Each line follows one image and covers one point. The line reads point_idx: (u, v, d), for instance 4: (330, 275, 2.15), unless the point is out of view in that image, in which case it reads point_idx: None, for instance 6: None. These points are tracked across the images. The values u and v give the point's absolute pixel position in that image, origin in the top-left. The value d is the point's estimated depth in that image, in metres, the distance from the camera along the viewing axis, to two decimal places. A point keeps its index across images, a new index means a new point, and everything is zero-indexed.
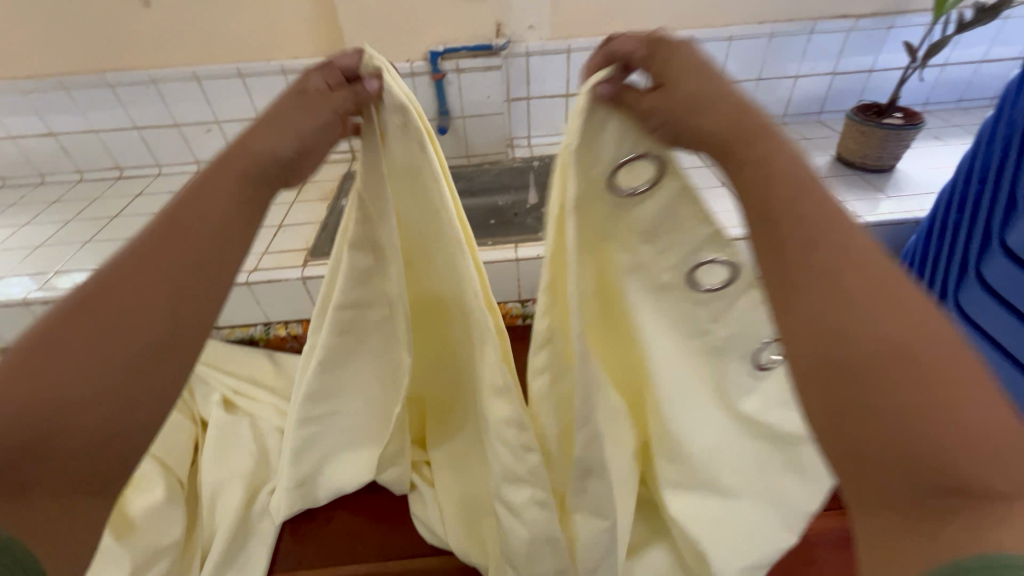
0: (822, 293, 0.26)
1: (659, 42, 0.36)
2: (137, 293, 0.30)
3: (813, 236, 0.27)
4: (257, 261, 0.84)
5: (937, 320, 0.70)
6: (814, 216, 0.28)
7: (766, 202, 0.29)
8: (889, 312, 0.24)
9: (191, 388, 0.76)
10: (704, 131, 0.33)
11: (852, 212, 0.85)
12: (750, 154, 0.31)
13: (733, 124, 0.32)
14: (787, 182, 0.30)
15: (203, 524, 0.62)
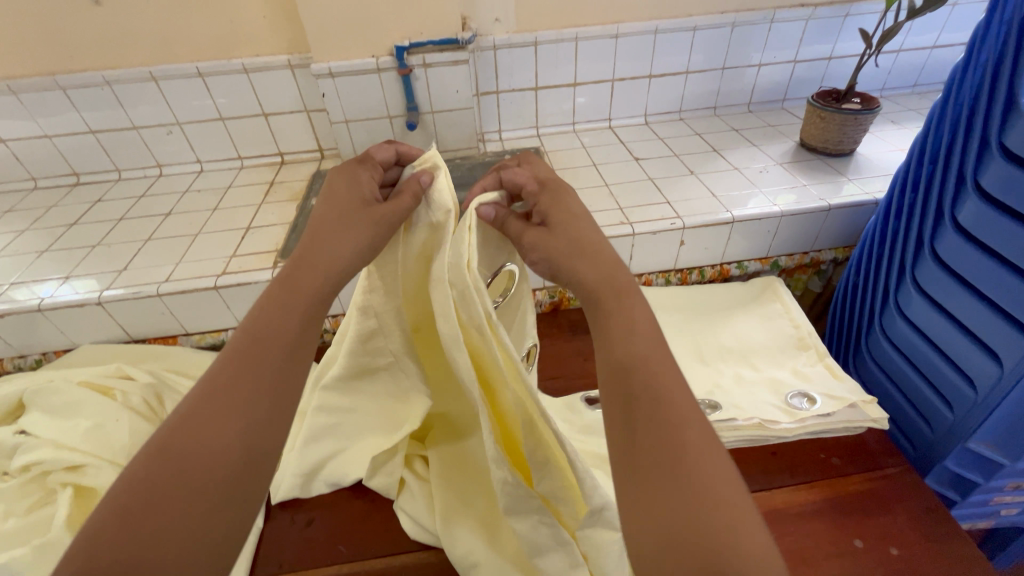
0: (636, 410, 0.36)
1: (544, 193, 0.51)
2: (250, 364, 0.39)
3: (641, 370, 0.38)
4: (227, 264, 0.83)
5: (895, 302, 0.73)
6: (645, 354, 0.39)
7: (614, 346, 0.40)
8: (698, 449, 0.33)
9: (161, 397, 0.72)
10: (576, 273, 0.45)
11: (812, 201, 0.87)
12: (617, 306, 0.43)
13: (597, 275, 0.45)
14: (634, 330, 0.41)
15: None
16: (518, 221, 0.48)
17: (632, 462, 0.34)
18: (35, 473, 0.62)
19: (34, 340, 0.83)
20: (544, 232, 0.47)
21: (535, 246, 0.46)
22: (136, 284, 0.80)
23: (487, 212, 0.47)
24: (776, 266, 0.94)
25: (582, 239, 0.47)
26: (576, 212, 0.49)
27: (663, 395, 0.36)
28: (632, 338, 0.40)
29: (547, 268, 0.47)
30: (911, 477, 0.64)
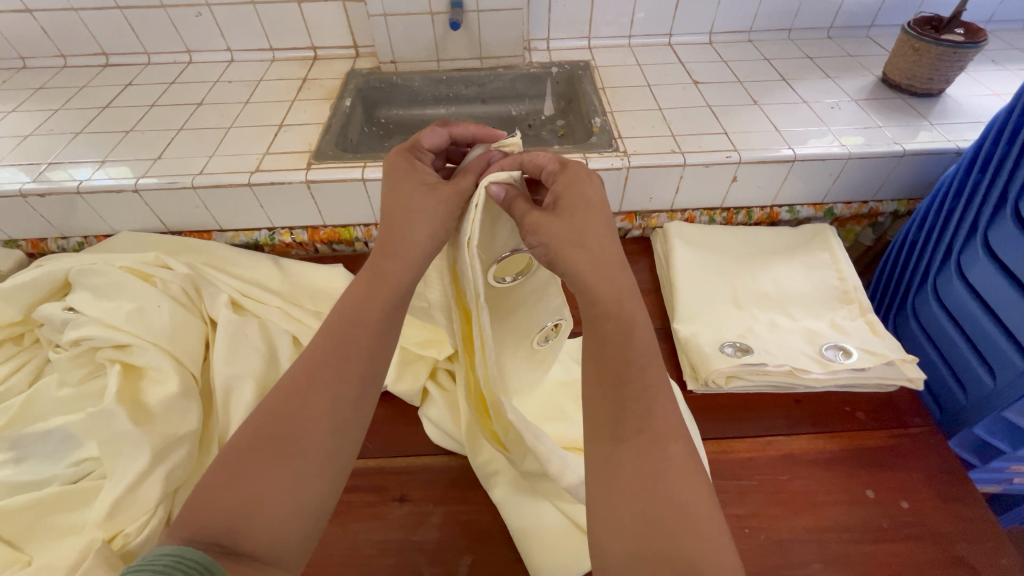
0: (624, 419, 0.41)
1: (563, 171, 0.47)
2: (332, 354, 0.44)
3: (635, 377, 0.42)
4: (260, 161, 0.81)
5: (958, 264, 0.68)
6: (642, 363, 0.42)
7: (611, 344, 0.43)
8: (672, 471, 0.38)
9: (198, 288, 0.73)
10: (570, 264, 0.43)
11: (884, 145, 0.79)
12: (614, 312, 0.43)
13: (607, 276, 0.44)
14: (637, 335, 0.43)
15: (219, 417, 0.64)
16: (527, 202, 0.45)
17: (610, 460, 0.41)
18: (85, 348, 0.65)
19: (75, 222, 0.84)
20: (550, 217, 0.44)
21: (534, 229, 0.44)
22: (171, 175, 0.78)
23: (497, 192, 0.45)
24: (829, 213, 0.88)
25: (585, 232, 0.44)
26: (593, 200, 0.46)
27: (648, 420, 0.41)
28: (625, 356, 0.42)
29: (543, 253, 0.44)
30: (934, 438, 0.64)
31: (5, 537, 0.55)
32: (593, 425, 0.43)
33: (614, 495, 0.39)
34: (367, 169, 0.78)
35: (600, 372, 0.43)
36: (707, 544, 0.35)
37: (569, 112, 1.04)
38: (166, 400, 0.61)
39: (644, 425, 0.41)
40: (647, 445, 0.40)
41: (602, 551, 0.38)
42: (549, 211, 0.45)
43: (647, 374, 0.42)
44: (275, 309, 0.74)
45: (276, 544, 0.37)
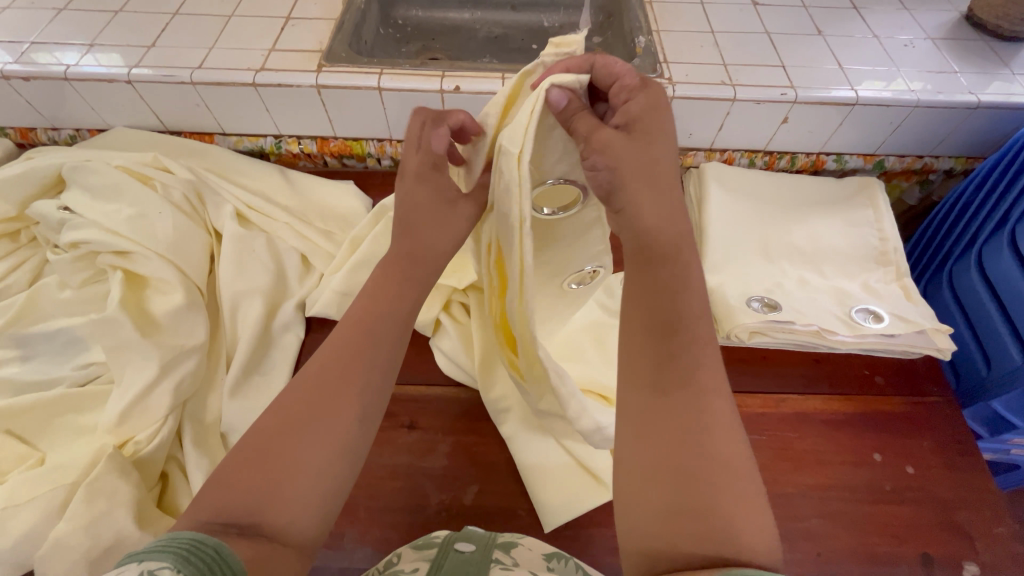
0: (663, 371, 0.37)
1: (634, 85, 0.42)
2: (354, 341, 0.42)
3: (681, 326, 0.38)
4: (264, 58, 0.73)
5: (1010, 235, 0.64)
6: (690, 313, 0.39)
7: (661, 288, 0.39)
8: (711, 427, 0.35)
9: (201, 195, 0.69)
10: (634, 202, 0.40)
11: (957, 93, 0.71)
12: (667, 257, 0.39)
13: (666, 219, 0.40)
14: (690, 285, 0.39)
15: (226, 333, 0.63)
16: (592, 117, 0.40)
17: (643, 414, 0.37)
18: (85, 252, 0.62)
19: (65, 112, 0.78)
20: (618, 137, 0.40)
21: (602, 149, 0.40)
22: (167, 67, 0.71)
23: (559, 100, 0.39)
24: (879, 166, 0.82)
25: (656, 159, 0.40)
26: (666, 130, 0.42)
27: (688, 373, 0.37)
28: (673, 304, 0.39)
29: (607, 180, 0.40)
30: (950, 408, 0.63)
31: (17, 434, 0.55)
32: (627, 371, 0.39)
33: (644, 450, 0.36)
34: (384, 76, 0.71)
35: (643, 316, 0.39)
36: (744, 506, 0.32)
37: (608, 28, 0.93)
38: (171, 312, 0.59)
39: (685, 379, 0.37)
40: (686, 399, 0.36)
41: (628, 511, 0.35)
42: (616, 133, 0.40)
43: (696, 327, 0.38)
44: (282, 224, 0.70)
45: (294, 527, 0.35)
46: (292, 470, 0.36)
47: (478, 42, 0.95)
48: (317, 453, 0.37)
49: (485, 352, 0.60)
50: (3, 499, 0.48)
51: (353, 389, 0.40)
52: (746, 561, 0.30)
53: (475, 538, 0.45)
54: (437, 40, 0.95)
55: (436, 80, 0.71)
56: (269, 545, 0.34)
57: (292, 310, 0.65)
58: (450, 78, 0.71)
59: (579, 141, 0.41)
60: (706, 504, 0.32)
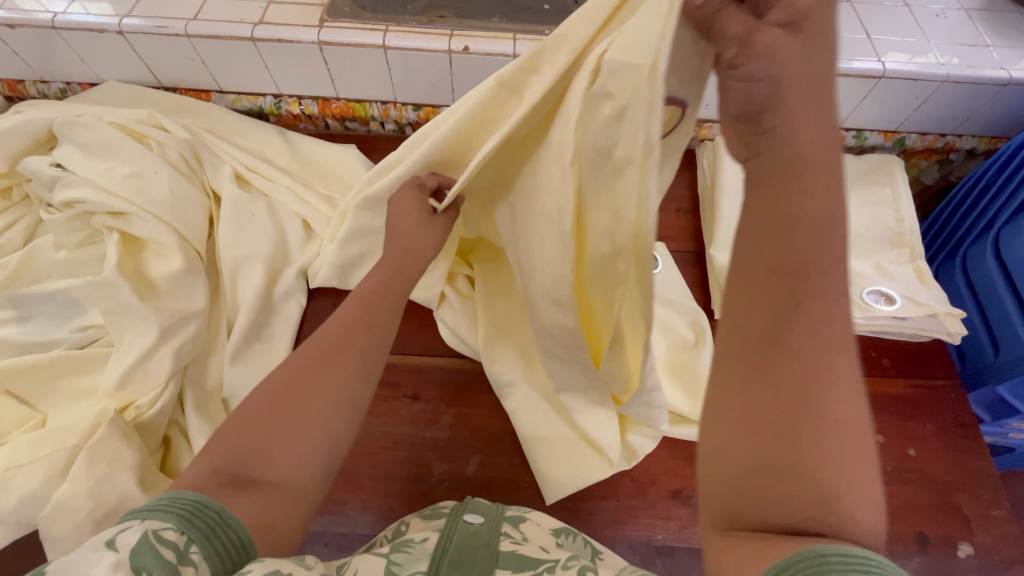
0: (787, 324, 0.30)
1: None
2: (352, 311, 0.43)
3: (818, 272, 0.30)
4: (263, 10, 0.69)
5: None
6: (832, 256, 0.30)
7: (795, 221, 0.30)
8: (820, 393, 0.28)
9: (198, 155, 0.66)
10: (794, 121, 0.30)
11: (990, 69, 0.68)
12: (815, 189, 0.30)
13: (817, 142, 0.30)
14: (833, 220, 0.30)
15: (227, 298, 0.62)
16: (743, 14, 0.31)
17: (753, 370, 0.30)
18: (79, 212, 0.60)
19: (54, 64, 0.74)
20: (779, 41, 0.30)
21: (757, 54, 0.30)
22: (160, 17, 0.67)
23: None
24: (899, 144, 0.79)
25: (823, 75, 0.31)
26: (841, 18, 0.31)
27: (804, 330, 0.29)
28: (814, 241, 0.30)
29: (763, 92, 0.31)
30: (957, 392, 0.63)
31: (17, 396, 0.54)
32: (741, 316, 0.31)
33: (729, 407, 0.30)
34: (389, 34, 0.67)
35: (774, 252, 0.30)
36: (858, 485, 0.27)
37: None
38: (170, 276, 0.58)
39: (803, 335, 0.29)
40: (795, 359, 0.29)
41: (701, 464, 0.32)
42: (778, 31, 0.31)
43: (837, 270, 0.30)
44: (283, 188, 0.68)
45: (292, 475, 0.35)
46: (269, 461, 0.35)
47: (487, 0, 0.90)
48: (313, 410, 0.37)
49: (490, 327, 0.58)
50: (4, 460, 0.48)
51: (337, 386, 0.38)
52: (852, 538, 0.26)
53: (483, 511, 0.45)
54: None
55: (444, 39, 0.67)
56: (259, 494, 0.34)
57: (294, 277, 0.64)
58: (458, 38, 0.68)
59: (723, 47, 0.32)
60: (794, 476, 0.28)
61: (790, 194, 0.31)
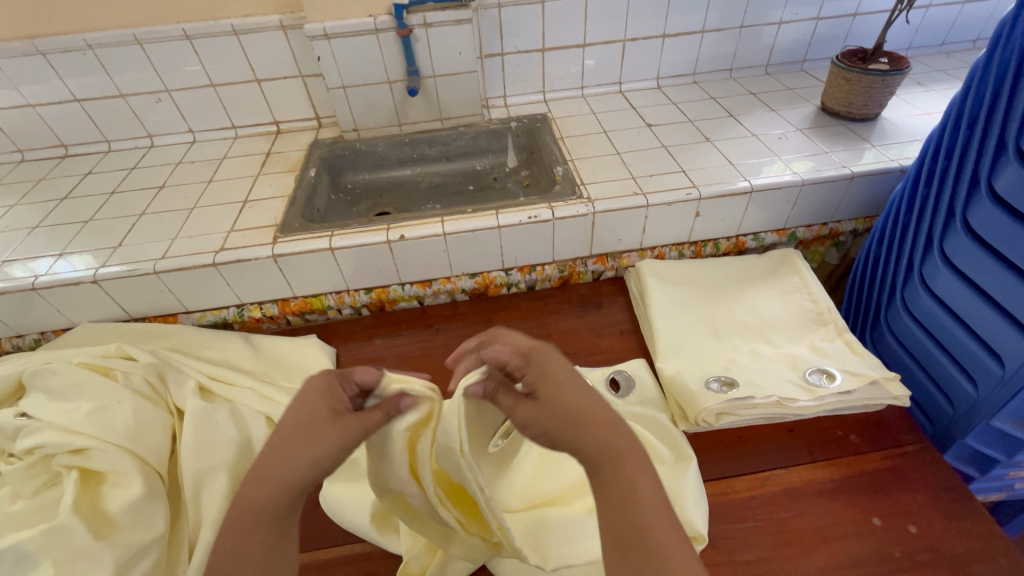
0: None
1: (530, 361, 0.47)
2: (271, 456, 0.41)
3: (648, 538, 0.35)
4: (226, 239, 0.80)
5: (939, 241, 0.66)
6: (657, 526, 0.36)
7: (617, 498, 0.38)
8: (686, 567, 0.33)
9: (163, 377, 0.70)
10: (629, 469, 0.39)
11: (838, 168, 0.83)
12: (630, 476, 0.39)
13: (605, 439, 0.41)
14: (650, 495, 0.38)
15: (190, 519, 0.60)
16: (510, 393, 0.46)
17: None
18: (39, 457, 0.59)
19: (30, 318, 0.81)
20: (534, 408, 0.44)
21: (527, 422, 0.44)
22: (133, 262, 0.77)
23: (475, 391, 0.46)
24: (793, 238, 0.90)
25: (591, 405, 0.43)
26: (576, 409, 0.43)
27: (655, 536, 0.35)
28: (630, 490, 0.38)
29: (541, 434, 0.43)
30: (931, 455, 0.63)
31: None
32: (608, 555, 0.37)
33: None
34: (334, 238, 0.78)
35: (610, 508, 0.38)
36: None
37: (532, 162, 1.06)
38: (128, 506, 0.57)
39: (664, 523, 0.36)
40: (647, 550, 0.34)
41: None
42: (531, 403, 0.44)
43: (651, 515, 0.36)
44: (247, 391, 0.71)
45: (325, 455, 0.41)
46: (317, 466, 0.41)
47: (421, 192, 1.06)
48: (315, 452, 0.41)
49: None
50: None
51: (318, 447, 0.41)
52: None
53: None
54: (385, 196, 1.06)
55: (382, 233, 0.79)
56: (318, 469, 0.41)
57: None
58: (394, 230, 0.79)
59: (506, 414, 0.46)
60: None
61: (626, 493, 0.38)
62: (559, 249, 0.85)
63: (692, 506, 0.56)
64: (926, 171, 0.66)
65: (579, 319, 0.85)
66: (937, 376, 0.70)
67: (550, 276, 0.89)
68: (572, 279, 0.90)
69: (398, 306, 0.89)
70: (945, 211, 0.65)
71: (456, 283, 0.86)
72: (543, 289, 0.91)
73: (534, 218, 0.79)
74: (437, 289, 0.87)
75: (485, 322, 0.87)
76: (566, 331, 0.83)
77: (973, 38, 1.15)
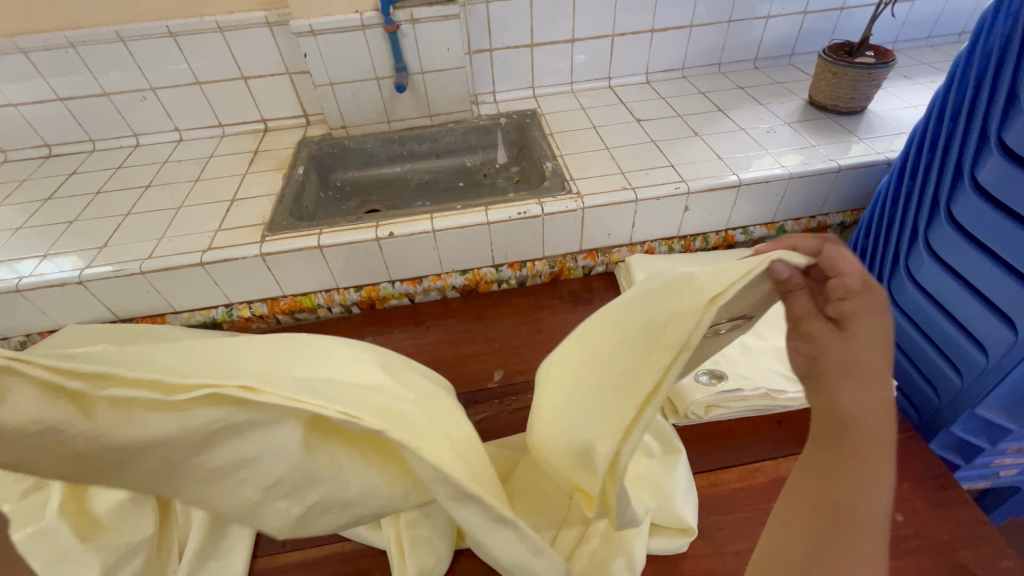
0: (830, 558, 0.33)
1: (856, 283, 0.38)
2: None
3: (850, 521, 0.34)
4: (213, 238, 0.79)
5: (925, 233, 0.67)
6: (866, 516, 0.34)
7: (830, 469, 0.36)
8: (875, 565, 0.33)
9: None
10: (867, 451, 0.35)
11: (826, 161, 0.83)
12: (870, 463, 0.35)
13: (863, 414, 0.36)
14: (872, 486, 0.35)
15: (178, 520, 0.60)
16: (806, 300, 0.40)
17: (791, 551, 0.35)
18: None
19: (15, 321, 0.80)
20: (840, 336, 0.37)
21: (809, 337, 0.39)
22: (119, 262, 0.76)
23: (781, 271, 0.38)
24: (781, 232, 0.91)
25: (871, 368, 0.36)
26: (854, 361, 0.37)
27: (858, 526, 0.34)
28: (857, 474, 0.35)
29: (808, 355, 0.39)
30: (917, 444, 0.64)
31: None
32: (795, 508, 0.37)
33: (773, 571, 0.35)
34: (323, 236, 0.78)
35: (821, 473, 0.36)
36: None
37: (522, 158, 1.06)
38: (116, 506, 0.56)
39: (876, 520, 0.34)
40: (848, 533, 0.34)
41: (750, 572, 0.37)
42: (831, 327, 0.38)
43: (866, 505, 0.34)
44: None
45: None
46: None
47: (411, 189, 1.06)
48: None
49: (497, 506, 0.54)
50: None
51: None
52: None
53: None
54: (374, 194, 1.05)
55: (371, 230, 0.78)
56: None
57: None
58: (384, 227, 0.79)
59: (789, 318, 0.40)
60: None
61: (843, 469, 0.35)
62: (549, 245, 0.85)
63: (681, 498, 0.56)
64: (910, 164, 0.66)
65: (569, 314, 0.86)
66: (923, 366, 0.71)
67: (540, 271, 0.89)
68: (563, 274, 0.90)
69: (389, 304, 0.89)
70: (929, 203, 0.65)
71: (446, 280, 0.86)
72: (534, 285, 0.91)
73: (524, 214, 0.79)
74: (427, 286, 0.87)
75: (476, 319, 0.87)
76: (557, 327, 0.84)
77: (958, 31, 1.16)
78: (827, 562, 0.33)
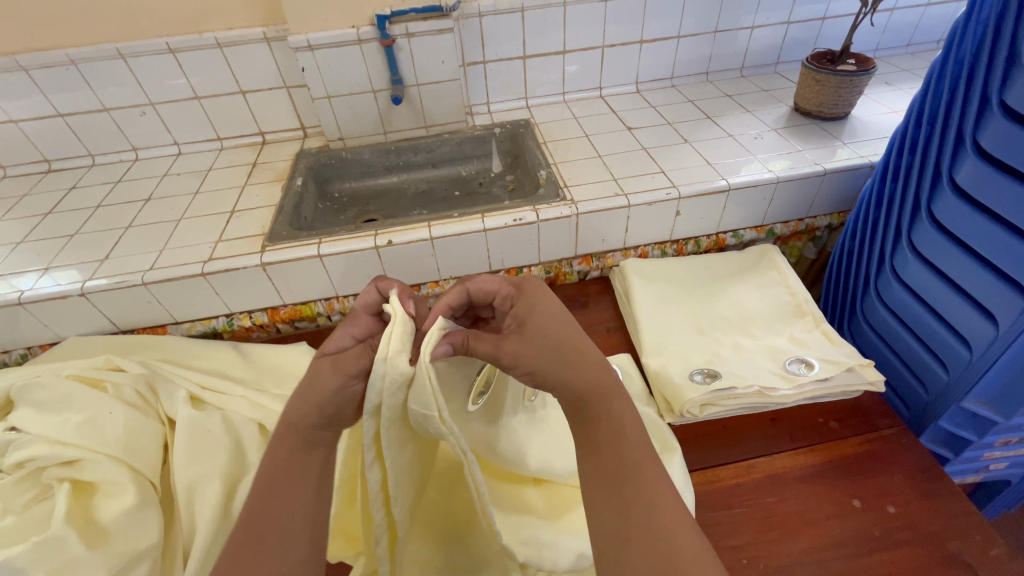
0: (641, 504, 0.38)
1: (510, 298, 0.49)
2: None
3: (636, 468, 0.40)
4: (214, 249, 0.81)
5: (907, 232, 0.69)
6: (643, 459, 0.40)
7: (604, 432, 0.42)
8: (665, 492, 0.39)
9: (154, 387, 0.70)
10: (612, 405, 0.43)
11: (811, 165, 0.86)
12: (614, 411, 0.42)
13: (597, 378, 0.43)
14: (635, 432, 0.42)
15: (183, 527, 0.60)
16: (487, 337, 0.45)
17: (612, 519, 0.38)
18: (30, 470, 0.59)
19: (16, 334, 0.80)
20: (519, 342, 0.44)
21: (515, 360, 0.43)
22: (121, 274, 0.77)
23: (443, 351, 0.43)
24: (771, 234, 0.93)
25: (577, 344, 0.44)
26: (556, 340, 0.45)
27: (640, 468, 0.40)
28: (617, 429, 0.42)
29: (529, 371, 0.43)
30: (907, 437, 0.66)
31: None
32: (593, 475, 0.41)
33: (607, 546, 0.38)
34: (323, 245, 0.79)
35: (592, 441, 0.42)
36: None
37: (516, 167, 1.08)
38: (121, 515, 0.57)
39: (649, 458, 0.41)
40: (639, 479, 0.39)
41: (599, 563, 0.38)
42: (514, 336, 0.45)
43: (636, 449, 0.41)
44: (238, 398, 0.71)
45: None
46: None
47: (408, 198, 1.07)
48: None
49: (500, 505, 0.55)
50: None
51: None
52: None
53: None
54: (371, 203, 1.07)
55: (370, 239, 0.80)
56: None
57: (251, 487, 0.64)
58: (382, 235, 0.80)
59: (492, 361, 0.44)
60: None
61: (608, 428, 0.42)
62: (545, 251, 0.87)
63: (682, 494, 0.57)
64: (892, 167, 0.69)
65: None
66: (913, 362, 0.72)
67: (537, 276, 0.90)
68: (559, 279, 0.91)
69: None
70: (913, 203, 0.68)
71: (444, 287, 0.87)
72: None
73: (519, 220, 0.81)
74: (425, 293, 0.88)
75: None
76: None
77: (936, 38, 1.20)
78: (632, 506, 0.38)
